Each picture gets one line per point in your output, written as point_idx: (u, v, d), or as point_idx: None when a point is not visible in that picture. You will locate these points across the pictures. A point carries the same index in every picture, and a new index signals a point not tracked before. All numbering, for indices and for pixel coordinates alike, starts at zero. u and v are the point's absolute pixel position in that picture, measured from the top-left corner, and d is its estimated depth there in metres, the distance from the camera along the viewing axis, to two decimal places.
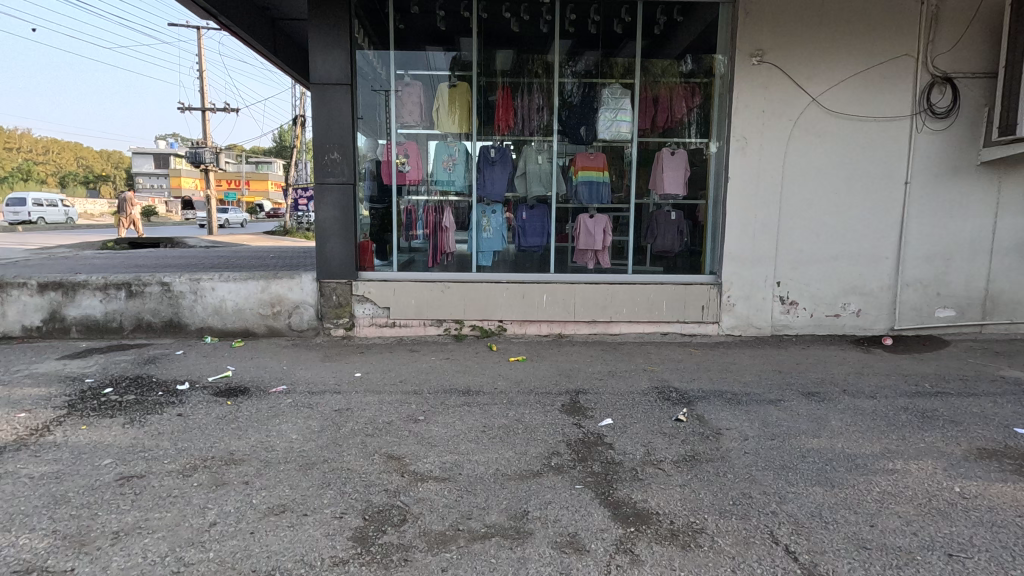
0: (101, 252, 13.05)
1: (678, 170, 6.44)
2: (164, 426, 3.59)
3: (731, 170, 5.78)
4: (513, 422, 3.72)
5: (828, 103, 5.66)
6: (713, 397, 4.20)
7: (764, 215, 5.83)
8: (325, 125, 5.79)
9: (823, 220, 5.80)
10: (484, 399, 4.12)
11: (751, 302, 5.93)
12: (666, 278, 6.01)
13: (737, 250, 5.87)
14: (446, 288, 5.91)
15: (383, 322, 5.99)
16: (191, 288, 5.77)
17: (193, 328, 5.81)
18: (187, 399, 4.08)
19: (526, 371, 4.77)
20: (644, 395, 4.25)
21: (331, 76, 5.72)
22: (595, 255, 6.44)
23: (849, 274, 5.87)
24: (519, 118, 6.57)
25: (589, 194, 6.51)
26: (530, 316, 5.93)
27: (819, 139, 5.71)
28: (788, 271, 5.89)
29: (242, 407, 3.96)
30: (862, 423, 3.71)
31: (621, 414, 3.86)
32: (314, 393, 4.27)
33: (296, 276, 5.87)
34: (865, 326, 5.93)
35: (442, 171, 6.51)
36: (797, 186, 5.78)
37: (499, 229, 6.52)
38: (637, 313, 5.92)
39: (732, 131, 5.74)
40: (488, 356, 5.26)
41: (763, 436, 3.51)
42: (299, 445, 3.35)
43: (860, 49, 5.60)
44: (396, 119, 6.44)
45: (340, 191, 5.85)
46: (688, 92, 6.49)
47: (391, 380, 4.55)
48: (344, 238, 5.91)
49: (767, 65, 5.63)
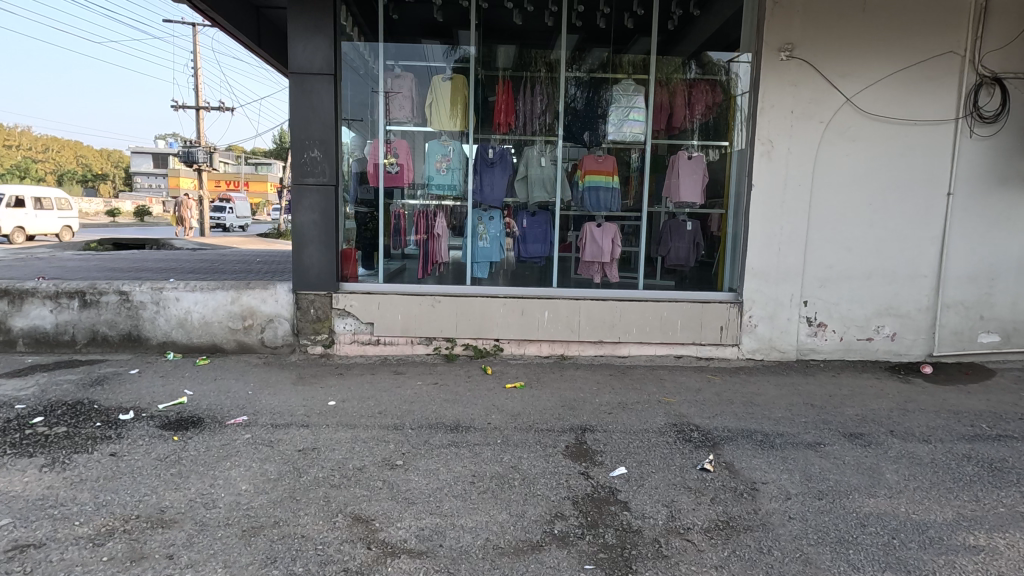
0: (82, 253, 12.47)
1: (694, 175, 5.88)
2: (89, 471, 2.99)
3: (756, 176, 5.21)
4: (508, 470, 3.13)
5: (863, 104, 5.10)
6: (741, 439, 3.61)
7: (791, 226, 5.25)
8: (304, 119, 5.20)
9: (856, 234, 5.23)
10: (476, 438, 3.53)
11: (775, 323, 5.35)
12: (681, 294, 5.42)
13: (760, 265, 5.30)
14: (436, 302, 5.31)
15: (366, 339, 5.38)
16: (153, 298, 5.18)
17: (154, 343, 5.23)
18: (127, 434, 3.48)
19: (525, 402, 4.17)
20: (661, 434, 3.66)
21: (312, 65, 5.14)
22: (602, 268, 5.89)
23: (883, 294, 5.29)
24: (521, 118, 6.00)
25: (596, 202, 5.96)
26: (529, 334, 5.35)
27: (852, 143, 5.15)
28: (816, 289, 5.32)
29: (189, 444, 3.36)
30: (923, 478, 3.12)
31: (637, 461, 3.27)
32: (278, 426, 3.66)
33: (270, 286, 5.28)
34: (900, 351, 5.35)
35: (436, 173, 5.94)
36: (827, 196, 5.21)
37: (496, 237, 5.96)
38: (649, 333, 5.34)
39: (757, 134, 5.18)
40: (482, 382, 4.66)
41: (808, 494, 2.92)
42: (247, 501, 2.75)
43: (901, 45, 5.04)
44: (385, 115, 5.86)
45: (320, 192, 5.25)
46: (707, 92, 5.95)
47: (370, 412, 3.95)
48: (324, 245, 5.30)
49: (797, 61, 5.07)
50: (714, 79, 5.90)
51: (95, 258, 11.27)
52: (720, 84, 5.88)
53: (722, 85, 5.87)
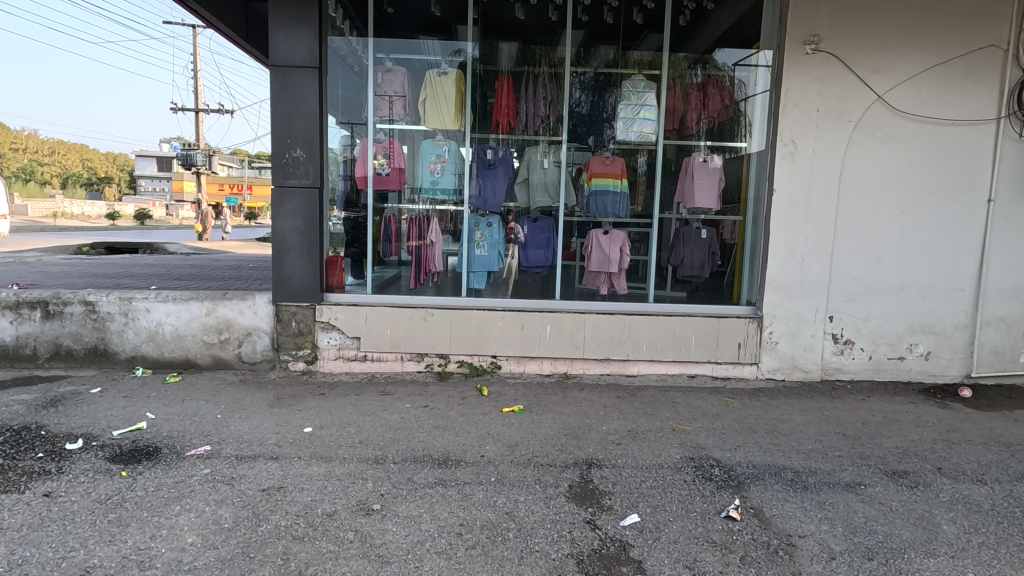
0: (71, 258, 12.15)
1: (710, 178, 5.47)
2: (13, 518, 2.57)
3: (777, 180, 4.78)
4: (502, 518, 2.70)
5: (896, 102, 4.67)
6: (770, 478, 3.17)
7: (816, 235, 4.81)
8: (285, 115, 4.78)
9: (887, 244, 4.79)
10: (466, 476, 3.09)
11: (798, 340, 4.90)
12: (696, 308, 4.98)
13: (783, 277, 4.86)
14: (428, 315, 4.89)
15: (352, 355, 4.95)
16: (121, 309, 4.78)
17: (122, 358, 4.82)
18: (70, 468, 3.06)
19: (523, 430, 3.73)
20: (677, 472, 3.22)
21: (294, 57, 4.73)
22: (609, 278, 5.47)
23: (917, 309, 4.84)
24: (523, 115, 5.57)
25: (603, 206, 5.54)
26: (529, 351, 4.91)
27: (883, 144, 4.71)
28: (843, 303, 4.87)
29: (137, 482, 2.93)
30: (986, 531, 2.67)
31: (652, 507, 2.83)
32: (243, 459, 3.24)
33: (247, 297, 4.86)
34: (935, 372, 4.89)
35: (429, 175, 5.55)
36: (856, 202, 4.78)
37: (494, 245, 5.53)
38: (659, 350, 4.89)
39: (779, 133, 4.74)
40: (478, 404, 4.23)
41: (855, 553, 2.47)
42: (190, 559, 2.31)
43: (938, 37, 4.61)
44: (374, 112, 5.44)
45: (302, 195, 4.82)
46: (722, 89, 5.59)
47: (349, 441, 3.52)
48: (306, 253, 4.87)
49: (823, 55, 4.64)
50: (722, 74, 5.60)
51: (83, 263, 10.96)
52: (728, 82, 5.59)
53: (733, 82, 5.57)
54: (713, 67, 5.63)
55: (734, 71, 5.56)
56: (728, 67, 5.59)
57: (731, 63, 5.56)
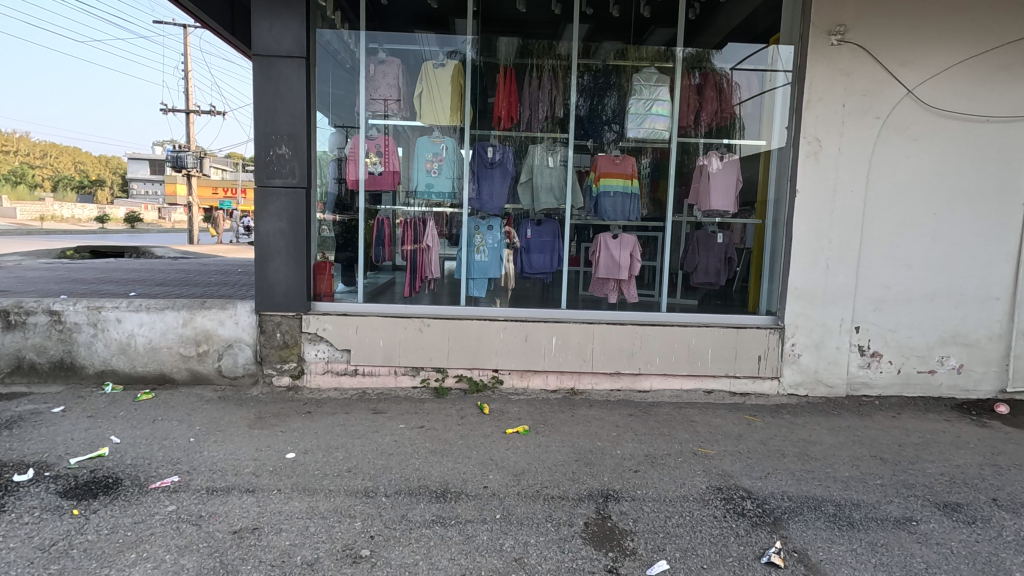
0: (52, 262, 11.79)
1: (729, 179, 5.17)
2: None
3: (800, 181, 4.45)
4: (510, 566, 2.33)
5: (927, 97, 4.35)
6: (810, 513, 2.81)
7: (842, 239, 4.48)
8: (269, 108, 4.41)
9: (918, 249, 4.46)
10: (468, 513, 2.72)
11: (822, 353, 4.56)
12: (713, 318, 4.64)
13: (806, 284, 4.53)
14: (425, 325, 4.52)
15: (341, 369, 4.58)
16: (90, 320, 4.39)
17: (91, 372, 4.43)
18: (14, 505, 2.67)
19: (530, 455, 3.38)
20: (704, 506, 2.86)
21: (279, 47, 4.37)
22: (618, 286, 5.11)
23: (949, 319, 4.51)
24: (526, 108, 5.23)
25: (613, 208, 5.19)
26: (534, 365, 4.55)
27: (913, 142, 4.40)
28: (870, 313, 4.54)
29: (89, 523, 2.54)
30: None
31: (682, 552, 2.47)
32: (214, 493, 2.86)
33: (228, 306, 4.48)
34: (967, 387, 4.57)
35: (424, 175, 5.16)
36: (885, 205, 4.45)
37: (494, 250, 5.20)
38: (673, 364, 4.54)
39: (802, 131, 4.42)
40: (479, 425, 3.86)
41: None
42: None
43: (971, 28, 4.30)
44: (365, 104, 5.04)
45: (287, 196, 4.45)
46: (721, 87, 5.27)
47: (335, 470, 3.14)
48: (293, 258, 4.50)
49: (850, 46, 4.32)
50: (722, 75, 5.28)
51: (66, 267, 10.56)
52: (732, 79, 5.27)
53: (732, 82, 5.28)
54: (713, 65, 5.25)
55: (730, 73, 5.29)
56: (724, 68, 5.29)
57: (729, 66, 5.30)
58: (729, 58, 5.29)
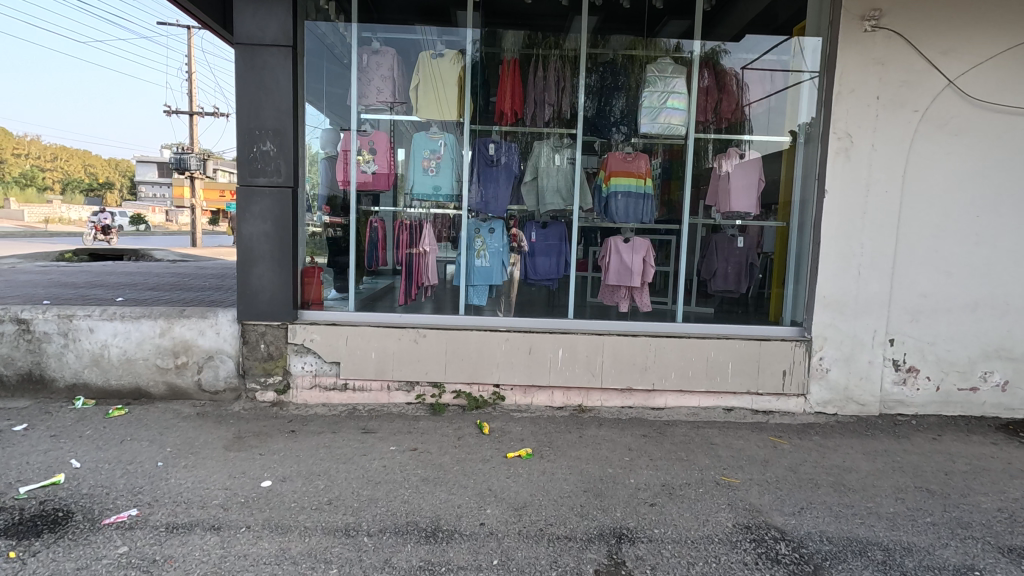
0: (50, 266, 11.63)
1: (749, 180, 4.87)
2: None
3: (829, 180, 4.08)
4: None
5: (970, 88, 3.97)
6: (856, 559, 2.44)
7: (875, 244, 4.10)
8: (253, 101, 4.09)
9: (959, 254, 4.08)
10: (461, 558, 2.37)
11: (853, 367, 4.18)
12: (733, 329, 4.26)
13: (836, 293, 4.15)
14: (420, 336, 4.18)
15: (330, 384, 4.24)
16: (60, 329, 4.08)
17: (62, 386, 4.12)
18: None
19: (533, 484, 3.02)
20: (733, 549, 2.49)
21: (263, 35, 4.05)
22: (630, 293, 4.76)
23: (993, 332, 4.12)
24: (532, 104, 4.86)
25: (625, 210, 4.82)
26: (538, 380, 4.20)
27: (954, 137, 4.02)
28: (906, 324, 4.15)
29: (24, 569, 2.21)
30: None
31: None
32: (175, 531, 2.52)
33: (208, 314, 4.16)
34: (1012, 406, 4.17)
35: (422, 175, 4.83)
36: (922, 205, 4.07)
37: (496, 255, 4.85)
38: (690, 379, 4.17)
39: (831, 125, 4.05)
40: (477, 447, 3.51)
41: None
42: None
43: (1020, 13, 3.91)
44: (359, 99, 4.73)
45: (273, 196, 4.12)
46: (737, 86, 4.90)
47: (314, 502, 2.80)
48: (278, 263, 4.17)
49: (885, 33, 3.95)
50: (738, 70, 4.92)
51: (60, 271, 10.32)
52: (751, 75, 4.91)
53: (750, 76, 4.93)
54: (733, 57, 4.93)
55: (751, 65, 4.94)
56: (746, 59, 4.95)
57: (752, 57, 4.95)
58: (751, 48, 4.95)
